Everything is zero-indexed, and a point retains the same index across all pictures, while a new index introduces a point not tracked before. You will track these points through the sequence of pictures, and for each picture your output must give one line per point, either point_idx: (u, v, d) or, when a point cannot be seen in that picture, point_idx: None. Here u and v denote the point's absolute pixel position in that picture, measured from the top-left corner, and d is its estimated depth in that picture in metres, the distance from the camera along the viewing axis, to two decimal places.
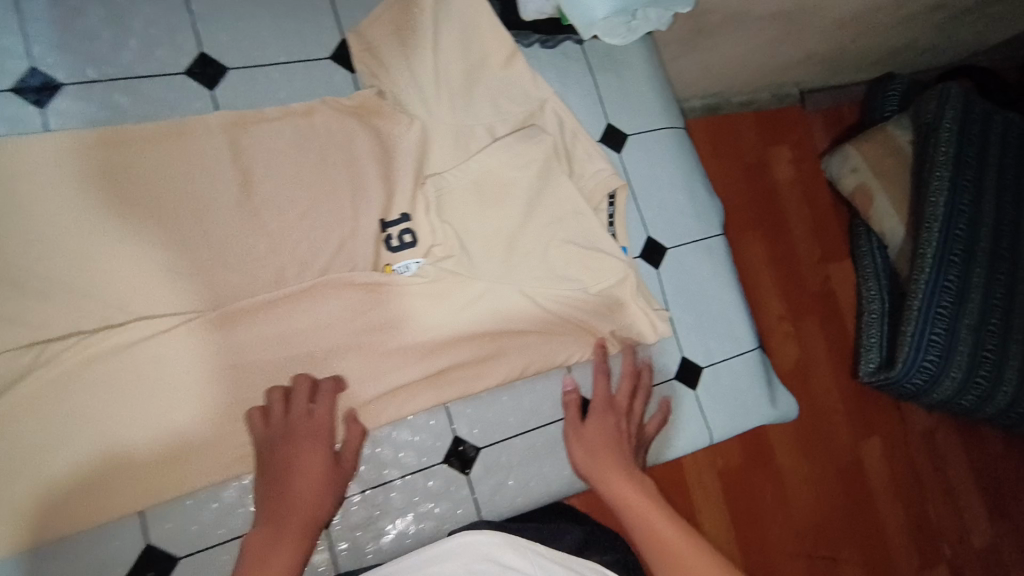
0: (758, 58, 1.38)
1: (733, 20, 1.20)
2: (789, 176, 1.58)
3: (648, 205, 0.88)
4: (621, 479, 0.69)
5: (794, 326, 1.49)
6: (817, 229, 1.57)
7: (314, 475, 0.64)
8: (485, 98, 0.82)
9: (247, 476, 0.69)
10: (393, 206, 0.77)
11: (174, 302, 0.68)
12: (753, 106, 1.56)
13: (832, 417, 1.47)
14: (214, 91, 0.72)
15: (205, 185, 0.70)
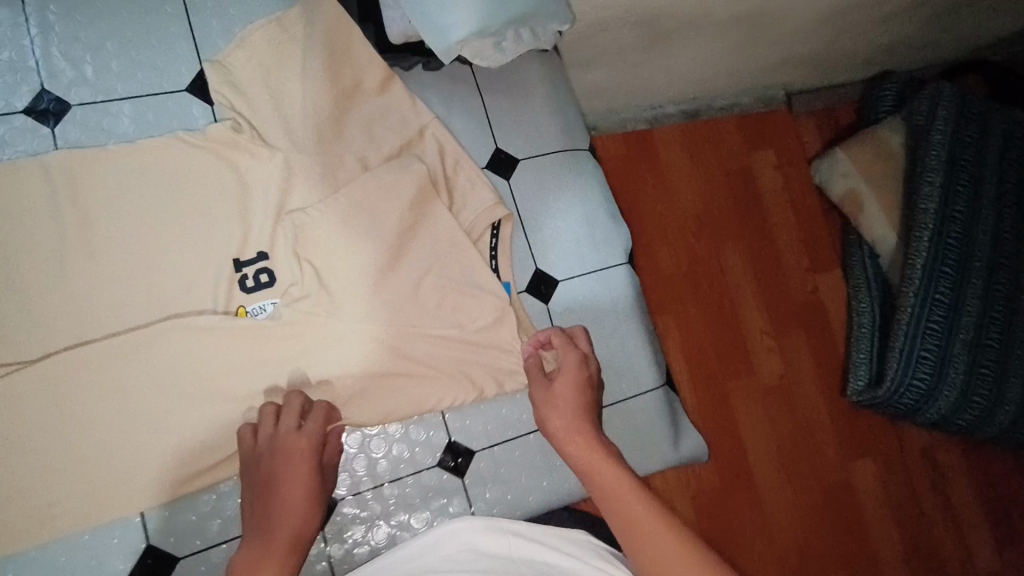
0: (723, 63, 1.28)
1: (688, 27, 1.10)
2: (775, 183, 1.50)
3: (538, 235, 0.84)
4: (595, 451, 0.62)
5: (778, 341, 1.41)
6: (805, 239, 1.49)
7: (302, 475, 0.63)
8: (357, 126, 0.78)
9: (87, 529, 0.66)
10: (250, 245, 0.73)
11: (8, 349, 0.65)
12: (736, 110, 1.48)
13: (821, 436, 1.39)
14: (55, 129, 0.70)
15: (38, 232, 0.67)
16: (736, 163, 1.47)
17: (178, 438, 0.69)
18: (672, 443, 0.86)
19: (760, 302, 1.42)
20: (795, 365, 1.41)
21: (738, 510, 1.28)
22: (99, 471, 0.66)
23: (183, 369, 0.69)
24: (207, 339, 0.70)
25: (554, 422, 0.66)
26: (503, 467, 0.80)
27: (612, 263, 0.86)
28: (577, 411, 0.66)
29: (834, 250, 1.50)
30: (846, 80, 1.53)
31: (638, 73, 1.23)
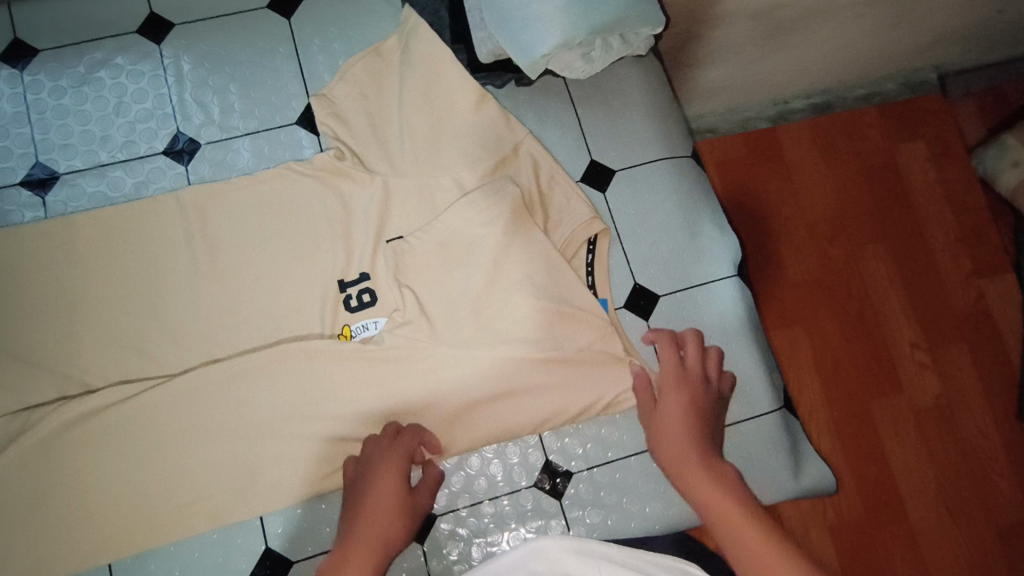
0: (862, 47, 1.15)
1: (819, 13, 1.00)
2: (927, 176, 1.32)
3: (637, 249, 0.80)
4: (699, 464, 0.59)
5: (936, 356, 1.23)
6: (967, 239, 1.30)
7: (391, 494, 0.64)
8: (453, 146, 0.78)
9: (215, 531, 0.71)
10: (353, 266, 0.76)
11: (146, 366, 0.72)
12: (877, 99, 1.33)
13: (994, 467, 1.19)
14: (188, 166, 0.78)
15: (173, 256, 0.74)
16: (879, 157, 1.32)
17: (287, 451, 0.71)
18: (795, 474, 0.77)
19: (912, 312, 1.25)
20: (957, 383, 1.23)
21: (890, 548, 1.13)
22: (224, 477, 0.70)
23: (294, 386, 0.72)
24: (313, 361, 0.73)
25: (665, 445, 0.64)
26: (605, 491, 0.76)
27: (720, 276, 0.80)
28: (683, 420, 0.65)
29: (1004, 251, 1.30)
30: (1013, 55, 1.33)
31: (761, 64, 1.13)
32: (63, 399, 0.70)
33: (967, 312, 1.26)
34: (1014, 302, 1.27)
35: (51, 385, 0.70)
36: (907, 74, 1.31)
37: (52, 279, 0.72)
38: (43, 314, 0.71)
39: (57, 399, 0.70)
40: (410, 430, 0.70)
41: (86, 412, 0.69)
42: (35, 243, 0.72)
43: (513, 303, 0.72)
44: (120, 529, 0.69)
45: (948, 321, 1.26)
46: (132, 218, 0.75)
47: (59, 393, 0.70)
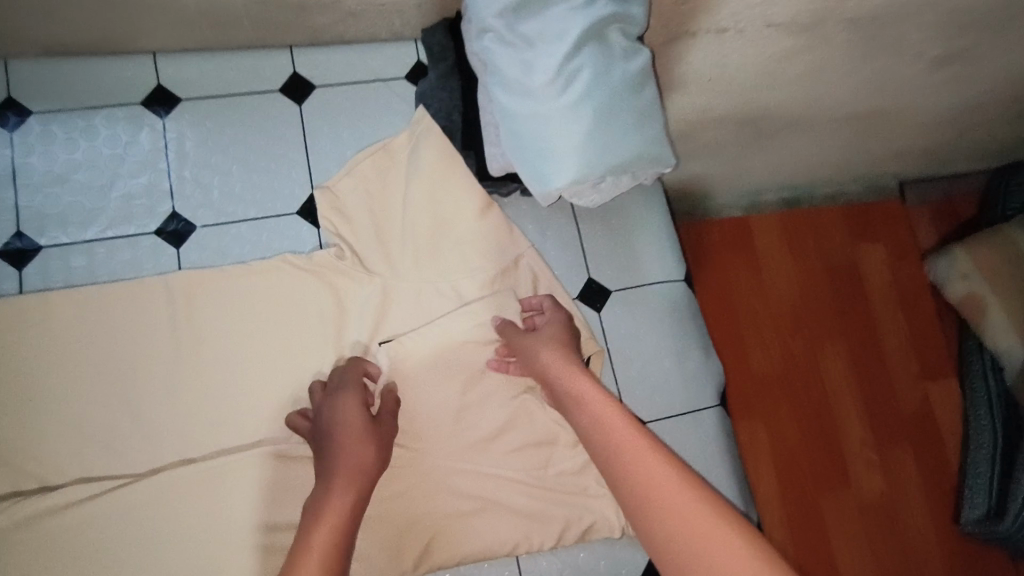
0: (834, 156, 1.23)
1: (800, 124, 1.06)
2: (883, 280, 1.39)
3: (628, 371, 0.80)
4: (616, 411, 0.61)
5: (883, 455, 1.29)
6: (918, 345, 1.37)
7: (356, 416, 0.65)
8: (455, 253, 0.79)
9: None
10: (342, 367, 0.75)
11: (111, 463, 0.68)
12: (841, 200, 1.39)
13: (929, 566, 1.25)
14: (180, 249, 0.75)
15: (156, 343, 0.71)
16: (841, 259, 1.38)
17: (250, 570, 0.67)
18: None
19: (864, 413, 1.30)
20: (901, 483, 1.28)
21: None
22: None
23: (268, 490, 0.70)
24: (290, 467, 0.70)
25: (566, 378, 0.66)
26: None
27: (703, 404, 0.82)
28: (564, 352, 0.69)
29: (949, 356, 1.37)
30: (966, 171, 1.42)
31: (742, 163, 1.18)
32: (17, 495, 0.65)
33: (913, 413, 1.32)
34: (955, 406, 1.34)
35: (5, 479, 0.65)
36: (870, 179, 1.38)
37: (22, 361, 0.68)
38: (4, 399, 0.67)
39: (10, 495, 0.65)
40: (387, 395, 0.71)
41: (43, 510, 0.65)
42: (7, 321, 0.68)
43: None
44: None
45: (896, 422, 1.32)
46: (114, 300, 0.71)
47: (12, 488, 0.65)
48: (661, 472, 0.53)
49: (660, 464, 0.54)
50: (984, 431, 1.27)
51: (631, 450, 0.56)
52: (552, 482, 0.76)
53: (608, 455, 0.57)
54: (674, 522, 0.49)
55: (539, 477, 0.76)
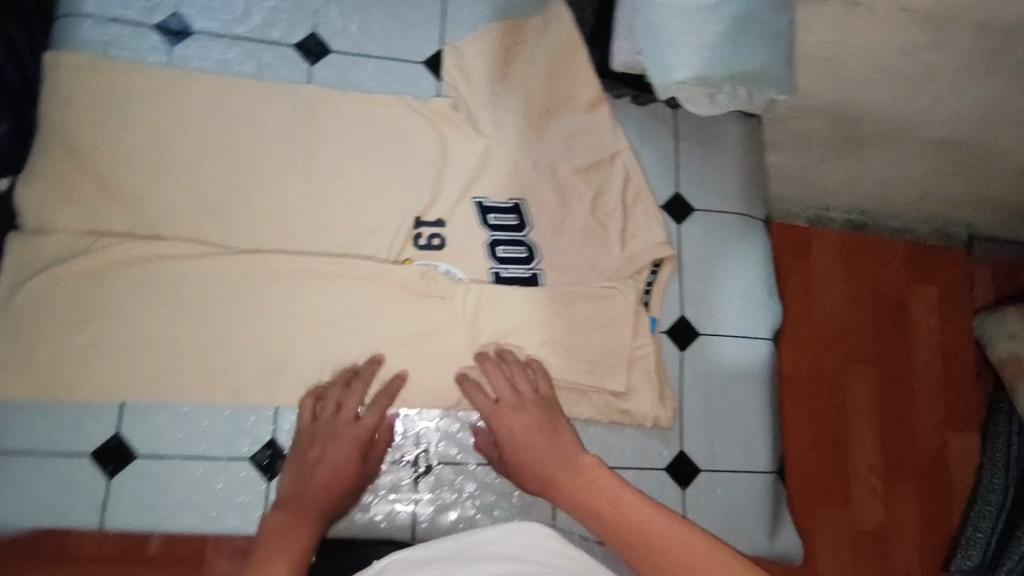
0: (919, 185, 1.19)
1: (890, 137, 1.03)
2: (929, 321, 1.36)
3: (693, 285, 0.83)
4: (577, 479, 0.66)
5: (886, 486, 1.27)
6: (949, 392, 1.34)
7: (350, 455, 0.67)
8: (558, 136, 0.84)
9: (226, 407, 0.72)
10: (433, 209, 0.79)
11: (215, 237, 0.73)
12: (907, 237, 1.38)
13: None
14: (312, 67, 0.80)
15: (275, 142, 0.76)
16: (892, 289, 1.36)
17: (315, 359, 0.73)
18: (772, 537, 0.78)
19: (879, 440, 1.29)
20: (898, 515, 1.27)
21: None
22: (253, 363, 0.72)
23: (346, 300, 0.74)
24: (365, 282, 0.74)
25: (516, 426, 0.70)
26: None
27: (758, 335, 0.83)
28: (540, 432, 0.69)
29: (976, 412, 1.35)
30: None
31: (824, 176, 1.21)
32: (131, 236, 0.71)
33: (927, 454, 1.31)
34: (970, 459, 1.32)
35: (125, 222, 0.72)
36: (940, 223, 1.38)
37: (156, 122, 0.74)
38: (135, 151, 0.73)
39: (125, 235, 0.71)
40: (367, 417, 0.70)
41: (151, 255, 0.71)
42: (155, 85, 0.75)
43: (581, 295, 0.79)
44: (140, 374, 0.69)
45: (908, 458, 1.30)
46: (246, 95, 0.77)
47: (129, 229, 0.72)
48: (642, 505, 0.61)
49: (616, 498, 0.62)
50: (995, 490, 1.23)
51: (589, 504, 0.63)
52: (598, 351, 0.78)
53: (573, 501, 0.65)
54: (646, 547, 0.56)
55: (591, 357, 0.77)
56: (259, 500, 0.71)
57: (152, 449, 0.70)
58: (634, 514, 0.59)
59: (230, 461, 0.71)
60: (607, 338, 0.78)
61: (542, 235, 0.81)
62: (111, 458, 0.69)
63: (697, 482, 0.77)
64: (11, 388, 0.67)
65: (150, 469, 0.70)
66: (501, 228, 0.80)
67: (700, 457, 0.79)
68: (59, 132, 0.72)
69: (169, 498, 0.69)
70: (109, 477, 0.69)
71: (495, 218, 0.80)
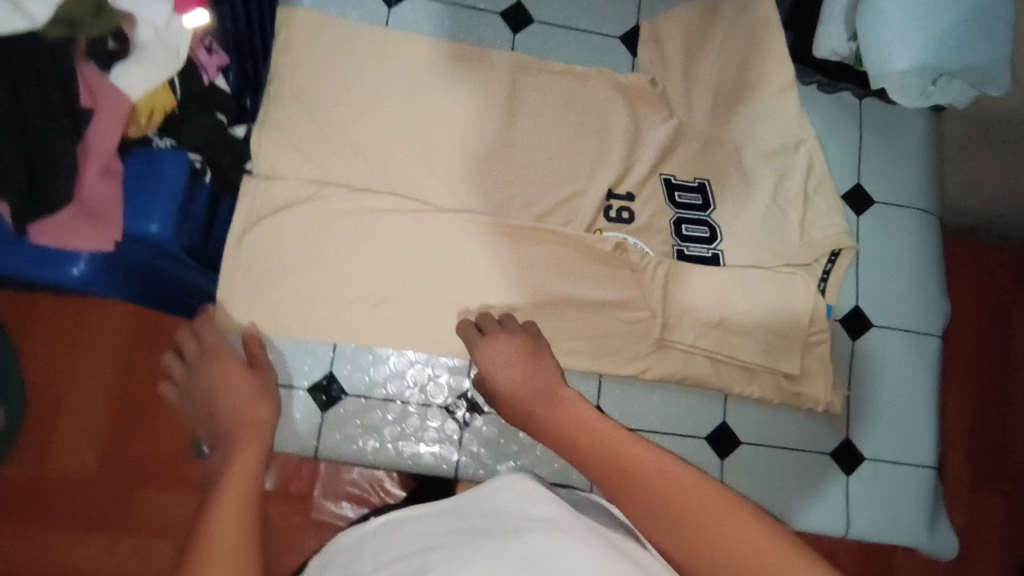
0: None
1: None
2: None
3: (868, 277, 0.84)
4: (596, 440, 0.44)
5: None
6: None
7: (229, 371, 0.61)
8: (746, 117, 0.84)
9: (423, 356, 0.76)
10: (624, 184, 0.81)
11: (423, 195, 0.77)
12: None
13: None
14: (516, 35, 0.82)
15: (478, 107, 0.79)
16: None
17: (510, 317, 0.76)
18: (928, 532, 0.80)
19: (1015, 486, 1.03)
20: None
21: None
22: (452, 318, 0.75)
23: (541, 265, 0.77)
24: (558, 251, 0.78)
25: (494, 358, 0.58)
26: (767, 471, 0.79)
27: (928, 332, 0.84)
28: (519, 360, 0.57)
29: None
30: None
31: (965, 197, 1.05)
32: (349, 189, 0.76)
33: None
34: None
35: (343, 176, 0.76)
36: None
37: (374, 81, 0.78)
38: (354, 107, 0.77)
39: (344, 188, 0.75)
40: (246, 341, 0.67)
41: (366, 208, 0.75)
42: (375, 45, 0.78)
43: (760, 278, 0.80)
44: (351, 319, 0.74)
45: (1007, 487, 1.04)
46: (453, 62, 0.80)
47: (347, 182, 0.76)
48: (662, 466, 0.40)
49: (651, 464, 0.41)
50: None
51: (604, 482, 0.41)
52: (775, 336, 0.79)
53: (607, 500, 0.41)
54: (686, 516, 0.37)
55: (768, 340, 0.79)
56: (452, 447, 0.75)
57: (360, 388, 0.75)
58: (657, 472, 0.40)
59: (427, 407, 0.76)
60: (787, 320, 0.79)
61: (724, 216, 0.82)
62: (325, 394, 0.74)
63: (861, 469, 0.80)
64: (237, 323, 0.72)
65: (356, 407, 0.75)
66: (686, 207, 0.82)
67: (865, 445, 0.81)
68: (288, 86, 0.76)
69: (374, 436, 0.75)
70: (321, 410, 0.74)
71: (682, 196, 0.82)
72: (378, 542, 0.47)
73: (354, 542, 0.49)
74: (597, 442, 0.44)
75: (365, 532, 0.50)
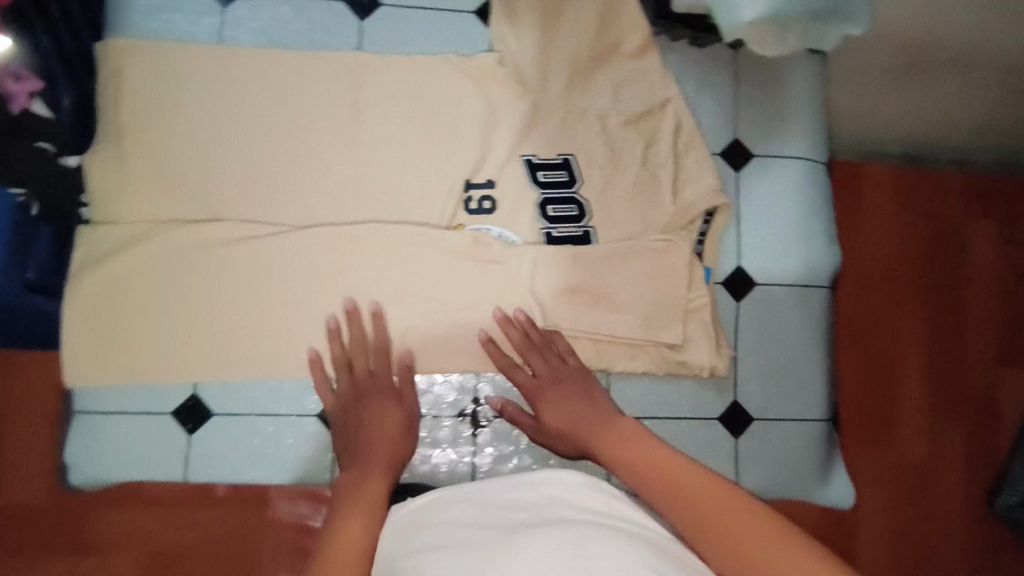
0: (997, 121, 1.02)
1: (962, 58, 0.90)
2: None
3: (749, 234, 0.81)
4: (601, 418, 0.65)
5: None
6: None
7: (393, 420, 0.67)
8: (606, 84, 0.81)
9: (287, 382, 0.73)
10: (481, 170, 0.78)
11: (274, 213, 0.74)
12: None
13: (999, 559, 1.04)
14: (361, 21, 0.79)
15: (322, 109, 0.76)
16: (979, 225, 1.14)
17: (371, 321, 0.73)
18: (823, 484, 0.82)
19: None
20: None
21: None
22: (312, 331, 0.73)
23: (398, 263, 0.75)
24: (415, 248, 0.76)
25: (551, 396, 0.70)
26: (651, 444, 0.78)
27: (814, 285, 0.82)
28: (576, 399, 0.68)
29: None
30: None
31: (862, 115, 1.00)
32: (188, 220, 0.73)
33: None
34: None
35: (176, 205, 0.72)
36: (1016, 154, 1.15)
37: (204, 93, 0.74)
38: (192, 124, 0.73)
39: (182, 222, 0.72)
40: (359, 323, 0.72)
41: (218, 239, 0.72)
42: (201, 61, 0.74)
43: (630, 250, 0.78)
44: (205, 342, 0.71)
45: None
46: (287, 64, 0.76)
47: (180, 211, 0.73)
48: (707, 481, 0.52)
49: (654, 454, 0.57)
50: None
51: (606, 443, 0.62)
52: (651, 309, 0.77)
53: (627, 473, 0.57)
54: (703, 507, 0.51)
55: (645, 316, 0.77)
56: (328, 456, 0.74)
57: (225, 409, 0.73)
58: (702, 483, 0.52)
59: (299, 417, 0.74)
60: (662, 293, 0.78)
61: (593, 189, 0.79)
62: (190, 417, 0.72)
63: (751, 430, 0.79)
64: (81, 373, 0.70)
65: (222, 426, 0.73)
66: (552, 186, 0.79)
67: (755, 408, 0.80)
68: (118, 105, 0.73)
69: (243, 455, 0.73)
70: (189, 434, 0.73)
71: (545, 175, 0.79)
72: (416, 529, 0.53)
73: (407, 517, 0.55)
74: (650, 466, 0.56)
75: (406, 511, 0.57)
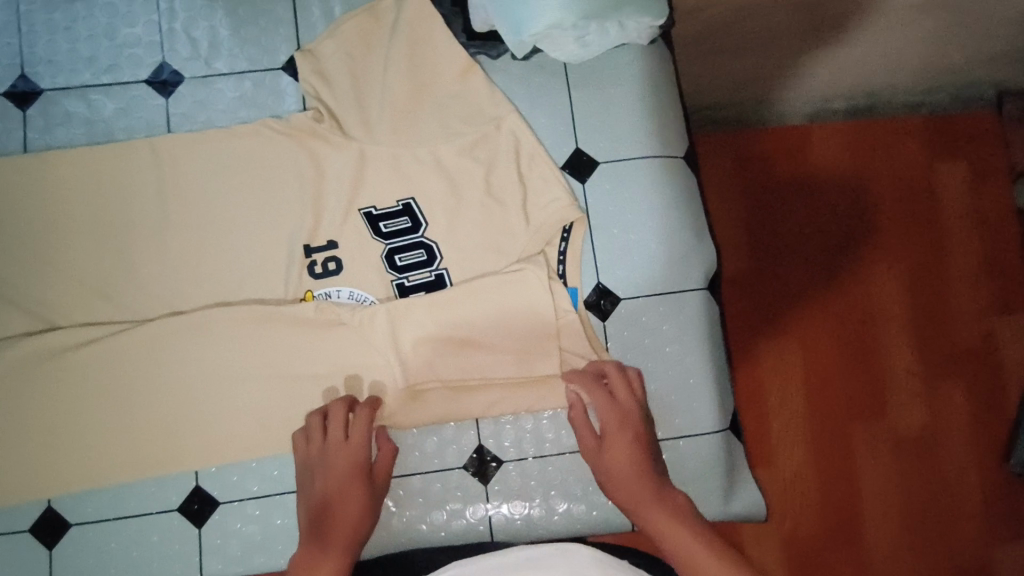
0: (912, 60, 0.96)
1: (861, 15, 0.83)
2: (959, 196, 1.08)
3: (606, 246, 0.77)
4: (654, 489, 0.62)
5: (931, 389, 1.04)
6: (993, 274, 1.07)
7: (355, 488, 0.64)
8: (434, 118, 0.73)
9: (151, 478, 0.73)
10: (319, 232, 0.73)
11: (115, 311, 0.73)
12: (923, 110, 1.08)
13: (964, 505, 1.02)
14: (168, 99, 0.78)
15: (144, 199, 0.74)
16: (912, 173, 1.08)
17: (249, 402, 0.71)
18: (731, 498, 0.76)
19: (917, 335, 1.05)
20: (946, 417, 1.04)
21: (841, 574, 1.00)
22: (165, 426, 0.72)
23: (248, 344, 0.71)
24: (262, 326, 0.71)
25: (619, 446, 0.65)
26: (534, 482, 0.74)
27: (689, 288, 0.77)
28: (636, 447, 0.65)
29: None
30: None
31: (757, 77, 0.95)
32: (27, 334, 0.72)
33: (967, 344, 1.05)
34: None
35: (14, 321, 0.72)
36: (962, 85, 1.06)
37: (27, 204, 0.73)
38: (25, 239, 0.73)
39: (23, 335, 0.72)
40: (368, 412, 0.67)
41: (59, 346, 0.71)
42: (17, 173, 0.74)
43: (496, 283, 0.70)
44: (56, 450, 0.71)
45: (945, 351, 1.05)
46: (107, 158, 0.74)
47: (17, 328, 0.72)
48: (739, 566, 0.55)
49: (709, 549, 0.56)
50: None
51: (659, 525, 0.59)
52: (523, 347, 0.70)
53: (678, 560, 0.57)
54: None
55: (517, 355, 0.70)
56: (195, 545, 0.73)
57: (87, 516, 0.73)
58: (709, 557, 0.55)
59: (164, 512, 0.74)
60: (533, 330, 0.70)
61: (440, 229, 0.73)
62: (48, 530, 0.73)
63: None
64: None
65: (85, 535, 0.73)
66: (395, 235, 0.73)
67: None
68: None
69: (114, 560, 0.73)
70: (50, 547, 0.73)
71: (387, 225, 0.73)
72: None
73: None
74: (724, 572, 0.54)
75: None
